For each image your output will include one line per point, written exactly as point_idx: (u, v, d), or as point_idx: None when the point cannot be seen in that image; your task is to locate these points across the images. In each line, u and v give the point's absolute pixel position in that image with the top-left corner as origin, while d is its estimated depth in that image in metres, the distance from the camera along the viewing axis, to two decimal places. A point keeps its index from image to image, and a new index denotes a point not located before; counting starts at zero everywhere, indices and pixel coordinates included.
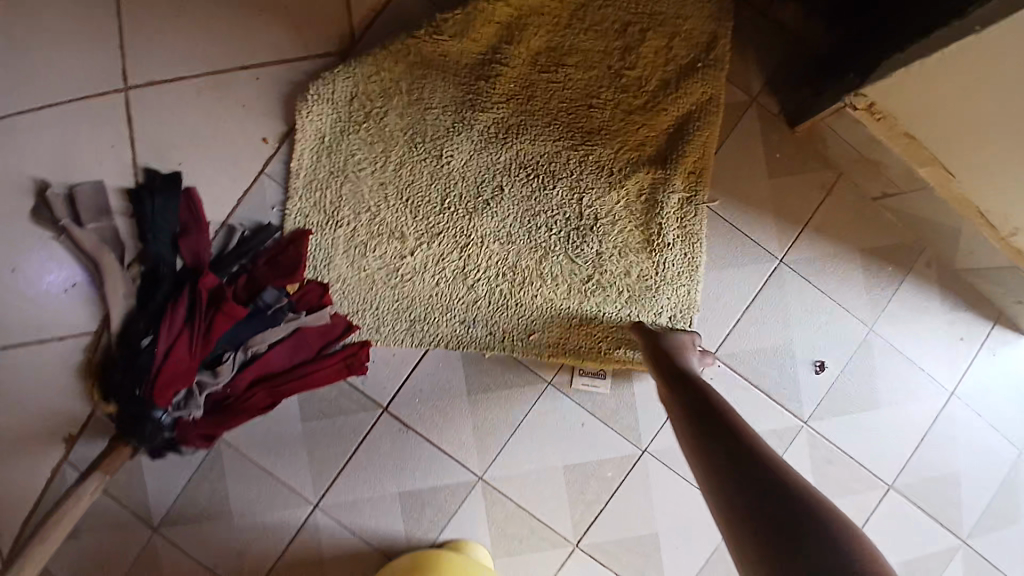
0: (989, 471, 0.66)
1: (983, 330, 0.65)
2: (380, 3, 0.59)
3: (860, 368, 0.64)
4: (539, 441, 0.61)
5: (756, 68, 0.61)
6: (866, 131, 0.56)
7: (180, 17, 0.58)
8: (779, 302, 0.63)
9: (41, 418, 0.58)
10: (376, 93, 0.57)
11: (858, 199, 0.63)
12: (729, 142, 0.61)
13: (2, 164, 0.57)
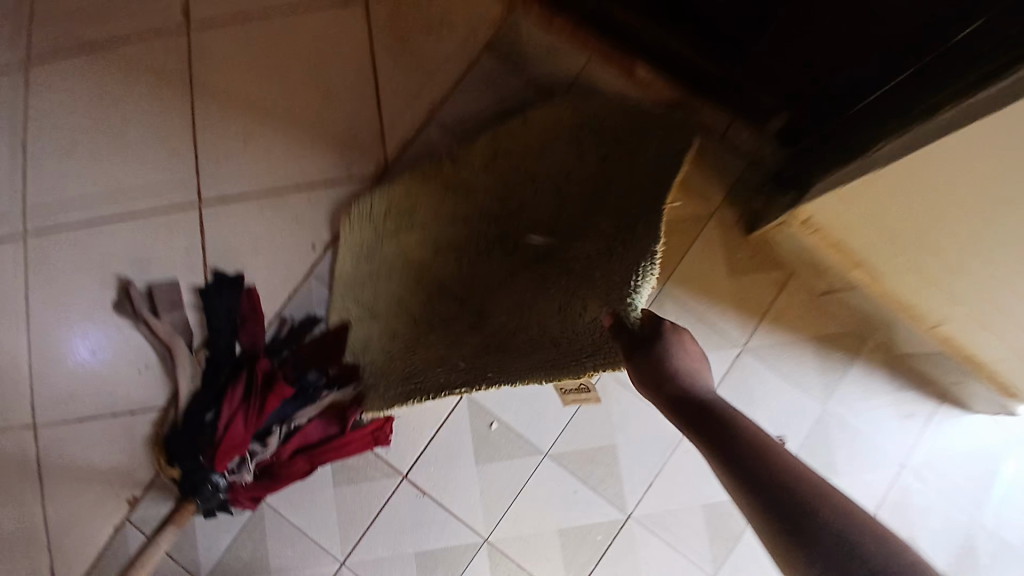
0: (943, 535, 0.74)
1: (927, 408, 0.74)
2: (409, 136, 0.74)
3: (817, 440, 0.74)
4: (538, 507, 0.70)
5: (719, 183, 0.74)
6: (805, 239, 0.68)
7: (251, 150, 0.73)
8: (741, 382, 0.73)
9: (110, 486, 0.67)
10: (403, 204, 0.70)
11: (808, 296, 0.73)
12: (696, 246, 0.74)
13: (103, 266, 0.71)
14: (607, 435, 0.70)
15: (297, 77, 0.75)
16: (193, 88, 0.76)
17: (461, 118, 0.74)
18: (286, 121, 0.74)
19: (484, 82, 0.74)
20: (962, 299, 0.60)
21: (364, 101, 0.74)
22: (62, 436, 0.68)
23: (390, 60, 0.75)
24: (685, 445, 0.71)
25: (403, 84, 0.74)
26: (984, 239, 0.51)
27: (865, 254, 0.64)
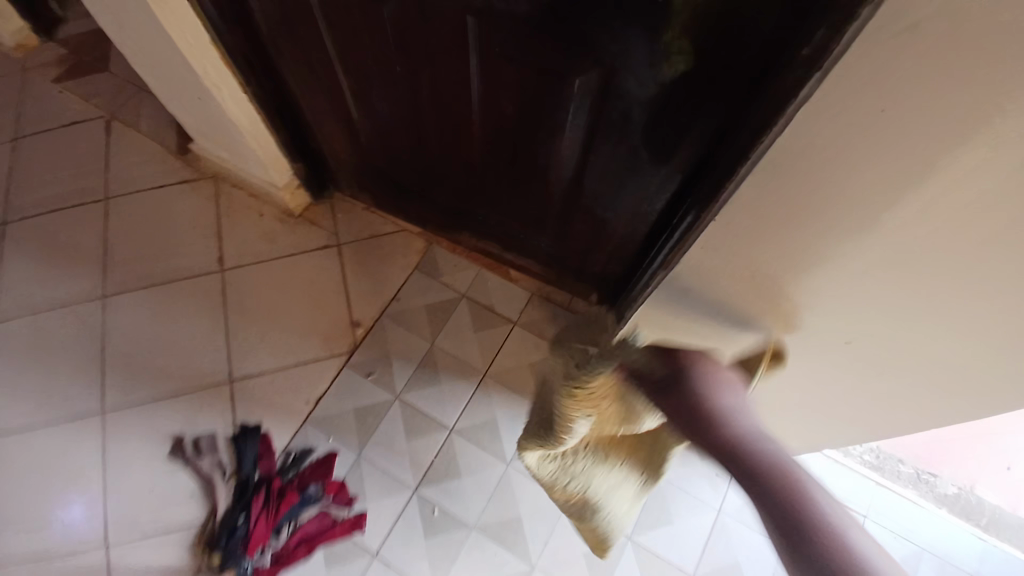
0: (756, 560, 1.01)
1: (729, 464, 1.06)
2: (366, 322, 1.16)
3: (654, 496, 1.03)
4: (469, 566, 0.99)
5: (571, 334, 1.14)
6: None
7: (265, 340, 1.15)
8: None
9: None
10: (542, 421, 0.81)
11: None
12: None
13: (164, 428, 1.09)
14: (511, 509, 1.02)
15: (295, 292, 1.19)
16: (226, 309, 1.18)
17: (399, 308, 1.17)
18: (288, 321, 1.16)
19: (414, 285, 1.19)
20: None
21: (338, 303, 1.17)
22: (132, 551, 1.02)
23: (355, 279, 1.20)
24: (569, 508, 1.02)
25: (364, 293, 1.18)
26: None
27: None
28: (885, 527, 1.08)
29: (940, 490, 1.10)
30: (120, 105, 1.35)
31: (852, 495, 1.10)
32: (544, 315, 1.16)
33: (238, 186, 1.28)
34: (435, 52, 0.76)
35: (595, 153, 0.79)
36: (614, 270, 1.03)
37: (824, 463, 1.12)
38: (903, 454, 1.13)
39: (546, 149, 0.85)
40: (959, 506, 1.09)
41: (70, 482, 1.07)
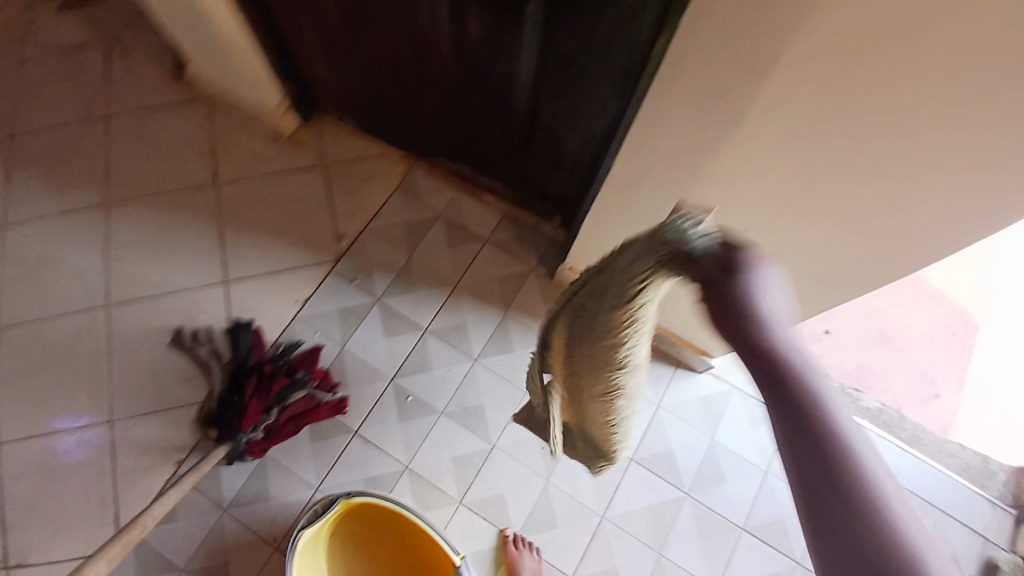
0: (688, 448, 1.10)
1: (669, 370, 1.14)
2: (350, 234, 1.27)
3: None
4: (438, 444, 1.11)
5: (534, 252, 1.26)
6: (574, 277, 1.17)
7: (256, 247, 1.26)
8: None
9: (164, 453, 1.13)
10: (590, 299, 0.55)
11: None
12: (523, 289, 1.23)
13: (165, 320, 1.21)
14: (473, 399, 1.15)
15: (285, 206, 1.29)
16: (221, 220, 1.28)
17: (379, 223, 1.28)
18: (278, 231, 1.27)
19: (393, 203, 1.30)
20: None
21: (324, 217, 1.28)
22: (136, 424, 1.14)
23: (342, 197, 1.30)
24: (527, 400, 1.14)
25: (349, 210, 1.29)
26: None
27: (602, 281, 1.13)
28: None
29: (861, 403, 1.22)
30: (122, 27, 1.42)
31: None
32: (511, 235, 1.27)
33: (232, 109, 1.37)
34: None
35: (551, 67, 0.89)
36: (573, 187, 1.14)
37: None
38: (830, 372, 1.25)
39: (507, 66, 0.94)
40: (881, 419, 1.19)
41: (76, 366, 1.18)
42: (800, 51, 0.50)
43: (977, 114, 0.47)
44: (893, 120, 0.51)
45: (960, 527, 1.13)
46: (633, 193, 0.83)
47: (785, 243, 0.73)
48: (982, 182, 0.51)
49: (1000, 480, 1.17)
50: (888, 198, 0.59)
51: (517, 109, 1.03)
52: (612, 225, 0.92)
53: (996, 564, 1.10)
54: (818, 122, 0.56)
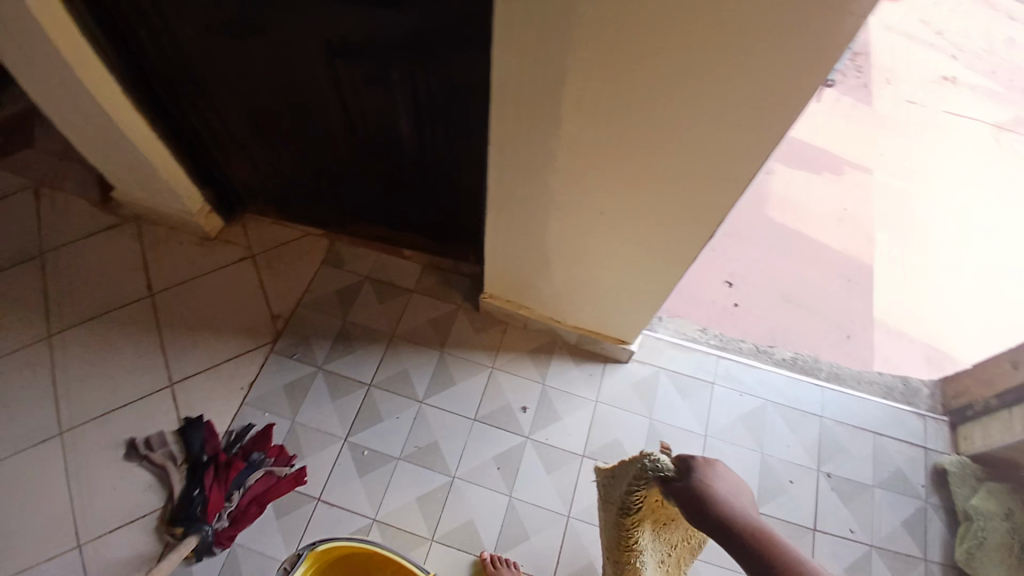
0: (632, 433, 1.17)
1: (598, 367, 1.24)
2: (285, 312, 1.34)
3: (544, 407, 1.20)
4: (401, 489, 1.14)
5: (459, 290, 1.34)
6: (496, 304, 1.24)
7: (196, 345, 1.31)
8: (494, 384, 1.23)
9: (131, 564, 1.12)
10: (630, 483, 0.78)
11: (518, 330, 1.28)
12: (455, 324, 1.29)
13: (116, 434, 1.23)
14: (427, 438, 1.18)
15: (218, 301, 1.36)
16: (160, 326, 1.33)
17: (308, 296, 1.34)
18: (215, 325, 1.33)
19: (318, 275, 1.36)
20: (557, 309, 1.17)
21: (257, 303, 1.35)
22: (99, 543, 1.14)
23: (272, 282, 1.37)
24: (477, 427, 1.19)
25: (279, 291, 1.36)
26: (562, 277, 1.04)
27: (520, 300, 1.20)
28: (733, 389, 1.20)
29: (777, 356, 1.26)
30: (41, 173, 1.50)
31: (698, 370, 1.22)
32: (434, 280, 1.35)
33: (158, 223, 1.45)
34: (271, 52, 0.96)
35: (421, 111, 1.00)
36: (477, 220, 1.24)
37: (673, 350, 1.25)
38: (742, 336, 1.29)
39: (383, 118, 1.05)
40: (795, 366, 1.24)
41: (35, 498, 1.17)
42: (574, 44, 0.61)
43: (729, 68, 0.57)
44: (680, 94, 0.62)
45: (896, 442, 1.18)
46: (512, 212, 0.92)
47: (642, 220, 0.82)
48: (754, 122, 0.62)
49: (923, 394, 1.25)
50: (707, 164, 0.69)
51: (406, 158, 1.13)
52: (506, 245, 1.01)
53: (944, 469, 1.16)
54: (615, 103, 0.66)
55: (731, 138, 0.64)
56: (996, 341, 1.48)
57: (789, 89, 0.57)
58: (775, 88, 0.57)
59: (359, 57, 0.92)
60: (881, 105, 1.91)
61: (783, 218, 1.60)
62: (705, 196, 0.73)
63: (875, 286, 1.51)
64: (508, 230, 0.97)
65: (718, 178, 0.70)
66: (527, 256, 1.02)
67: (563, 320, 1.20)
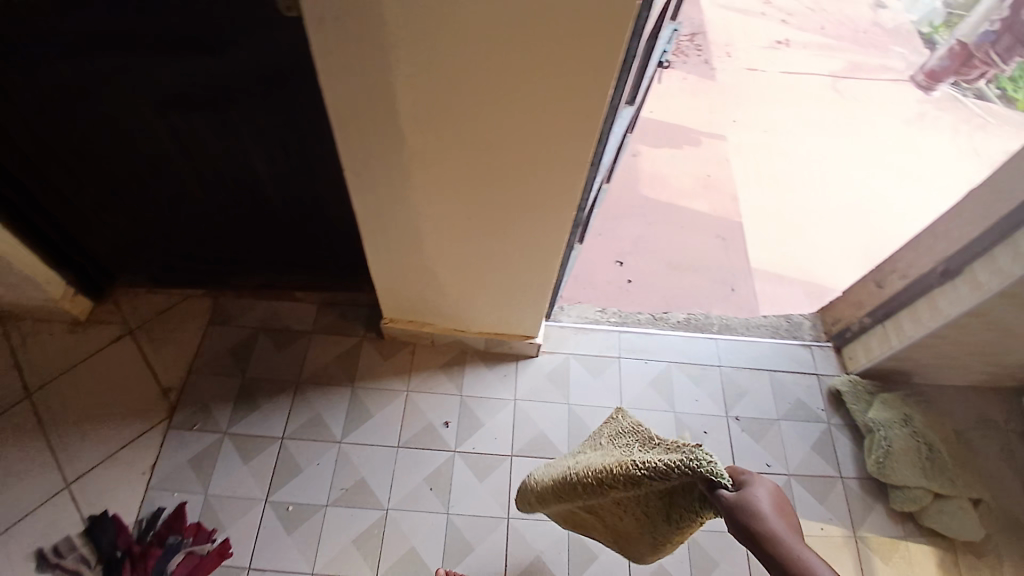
0: (554, 423, 1.19)
1: (511, 367, 1.25)
2: (176, 381, 1.24)
3: (466, 418, 1.20)
4: (335, 535, 1.10)
5: (358, 321, 1.30)
6: (397, 328, 1.23)
7: (87, 437, 1.18)
8: (412, 406, 1.21)
9: None
10: (630, 477, 0.67)
11: (426, 347, 1.27)
12: (361, 357, 1.26)
13: (17, 552, 1.08)
14: (352, 478, 1.15)
15: (101, 384, 1.23)
16: (44, 425, 1.19)
17: (199, 360, 1.26)
18: (102, 411, 1.21)
19: (208, 335, 1.28)
20: (456, 319, 1.16)
21: (145, 379, 1.24)
22: None
23: (156, 354, 1.26)
24: (402, 454, 1.16)
25: (167, 361, 1.26)
26: (453, 287, 1.04)
27: (419, 318, 1.19)
28: (638, 359, 1.26)
29: (672, 320, 1.34)
30: None
31: (604, 348, 1.27)
32: (330, 317, 1.31)
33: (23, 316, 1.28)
34: (89, 108, 0.89)
35: (271, 143, 0.96)
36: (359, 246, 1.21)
37: (577, 334, 1.29)
38: (637, 309, 1.36)
39: (234, 159, 1.00)
40: (689, 326, 1.32)
41: None
42: (388, 60, 0.60)
43: (540, 58, 0.59)
44: (505, 90, 0.63)
45: (792, 374, 1.25)
46: (386, 236, 0.90)
47: (511, 216, 0.82)
48: (581, 104, 0.63)
49: (806, 327, 1.33)
50: (553, 152, 0.70)
51: (269, 197, 1.08)
52: (389, 269, 1.00)
53: (838, 389, 1.22)
54: (448, 112, 0.66)
55: (565, 123, 0.66)
56: (863, 265, 1.64)
57: (601, 65, 0.59)
58: (583, 71, 0.59)
59: (192, 101, 0.88)
60: (725, 76, 2.09)
61: (656, 194, 1.70)
62: (560, 179, 0.75)
63: (747, 239, 1.64)
64: (387, 255, 0.95)
65: (568, 164, 0.72)
66: (414, 275, 1.01)
67: (467, 329, 1.20)
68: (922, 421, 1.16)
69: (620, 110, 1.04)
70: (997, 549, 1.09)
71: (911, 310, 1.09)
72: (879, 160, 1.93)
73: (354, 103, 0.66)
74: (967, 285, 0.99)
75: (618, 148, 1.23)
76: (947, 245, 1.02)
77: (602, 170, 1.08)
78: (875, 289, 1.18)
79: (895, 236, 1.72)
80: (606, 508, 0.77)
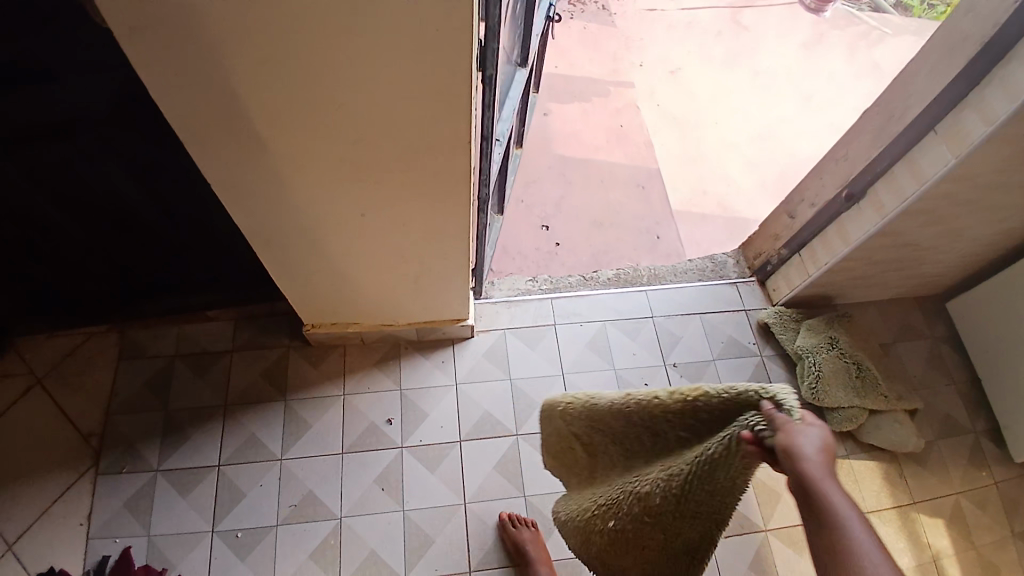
0: (498, 401, 1.18)
1: (448, 351, 1.23)
2: (98, 425, 1.15)
3: (409, 412, 1.17)
4: (292, 554, 1.06)
5: (281, 332, 1.24)
6: (321, 333, 1.17)
7: (12, 497, 1.07)
8: (351, 410, 1.17)
9: None
10: (676, 404, 0.72)
11: (356, 347, 1.23)
12: (291, 368, 1.21)
13: None
14: (300, 494, 1.11)
15: (16, 438, 1.12)
16: None
17: (118, 399, 1.17)
18: (22, 466, 1.10)
19: (123, 372, 1.19)
20: (381, 315, 1.12)
21: (63, 427, 1.14)
22: None
23: (70, 400, 1.16)
24: (348, 460, 1.13)
25: (85, 406, 1.16)
26: (368, 284, 0.99)
27: (342, 319, 1.14)
28: (573, 323, 1.26)
29: (603, 278, 1.33)
30: None
31: (538, 318, 1.26)
32: (251, 331, 1.24)
33: None
34: None
35: (135, 164, 0.87)
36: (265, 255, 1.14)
37: (510, 308, 1.27)
38: (567, 271, 1.34)
39: (100, 190, 0.90)
40: (619, 281, 1.32)
41: None
42: (225, 61, 0.54)
43: (392, 40, 0.54)
44: (363, 78, 0.58)
45: (723, 314, 1.27)
46: (283, 243, 0.84)
47: (406, 205, 0.78)
48: (447, 82, 0.60)
49: (730, 264, 1.35)
50: (430, 137, 0.67)
51: (152, 222, 0.99)
52: (296, 276, 0.94)
53: (766, 322, 1.25)
54: (308, 108, 0.61)
55: (435, 104, 0.62)
56: (780, 192, 1.68)
57: (459, 39, 0.55)
58: (442, 50, 0.56)
59: (30, 134, 0.77)
60: (625, 20, 2.06)
61: (572, 152, 1.68)
62: (446, 162, 0.71)
63: (667, 184, 1.64)
64: (290, 262, 0.90)
65: (451, 146, 0.69)
66: (324, 279, 0.96)
67: (395, 322, 1.16)
68: (847, 340, 1.20)
69: (510, 75, 1.00)
70: (936, 458, 1.15)
71: (823, 236, 1.12)
72: (784, 86, 1.95)
73: (202, 111, 0.60)
74: (871, 206, 1.01)
75: (521, 112, 1.19)
76: (850, 169, 1.05)
77: (504, 139, 1.04)
78: (789, 221, 1.21)
79: (807, 158, 1.76)
80: (623, 445, 0.83)
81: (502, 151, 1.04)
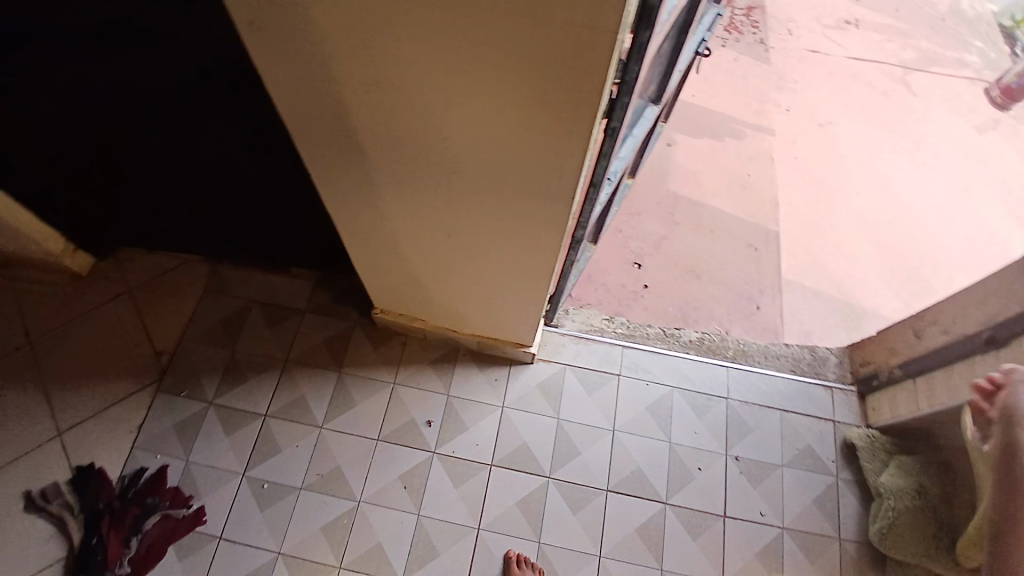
0: (539, 436, 1.14)
1: (504, 370, 1.20)
2: (170, 346, 1.22)
3: (450, 420, 1.16)
4: (305, 521, 1.09)
5: (352, 304, 1.26)
6: (388, 318, 1.18)
7: (81, 390, 1.16)
8: (395, 400, 1.17)
9: None
10: None
11: (417, 340, 1.22)
12: (352, 343, 1.23)
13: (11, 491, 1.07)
14: (327, 466, 1.13)
15: (100, 338, 1.21)
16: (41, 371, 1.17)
17: (193, 327, 1.24)
18: (97, 365, 1.19)
19: (204, 303, 1.26)
20: (447, 320, 1.11)
21: (139, 339, 1.22)
22: None
23: (154, 317, 1.24)
24: (380, 447, 1.14)
25: (163, 325, 1.24)
26: (442, 294, 0.97)
27: (409, 312, 1.14)
28: (637, 379, 1.18)
29: (683, 340, 1.23)
30: None
31: (604, 362, 1.20)
32: (326, 296, 1.27)
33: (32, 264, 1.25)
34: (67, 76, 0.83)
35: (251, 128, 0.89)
36: None
37: (577, 345, 1.21)
38: (649, 321, 1.26)
39: (218, 142, 0.93)
40: (701, 348, 1.22)
41: None
42: (343, 71, 0.53)
43: (514, 87, 0.50)
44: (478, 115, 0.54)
45: (805, 417, 1.16)
46: (367, 238, 0.83)
47: (494, 236, 0.75)
48: (561, 137, 0.55)
49: (830, 363, 1.21)
50: (532, 181, 0.62)
51: (257, 181, 1.02)
52: (374, 267, 0.94)
53: (851, 441, 1.13)
54: (416, 129, 0.58)
55: (547, 153, 0.58)
56: (908, 290, 1.49)
57: (583, 100, 0.50)
58: (563, 106, 0.51)
59: (167, 84, 0.81)
60: (780, 58, 1.90)
61: (688, 192, 1.57)
62: (543, 208, 0.67)
63: (782, 251, 1.50)
64: (369, 256, 0.89)
65: (551, 195, 0.64)
66: (399, 277, 0.95)
67: (460, 330, 1.14)
68: (937, 488, 1.03)
69: (641, 110, 0.92)
70: None
71: (946, 370, 0.99)
72: (947, 170, 1.73)
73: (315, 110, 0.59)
74: (1014, 358, 0.87)
75: (642, 148, 1.11)
76: (999, 309, 0.90)
77: (617, 176, 0.97)
78: (912, 340, 1.06)
79: (951, 258, 1.55)
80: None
81: (612, 188, 0.98)
